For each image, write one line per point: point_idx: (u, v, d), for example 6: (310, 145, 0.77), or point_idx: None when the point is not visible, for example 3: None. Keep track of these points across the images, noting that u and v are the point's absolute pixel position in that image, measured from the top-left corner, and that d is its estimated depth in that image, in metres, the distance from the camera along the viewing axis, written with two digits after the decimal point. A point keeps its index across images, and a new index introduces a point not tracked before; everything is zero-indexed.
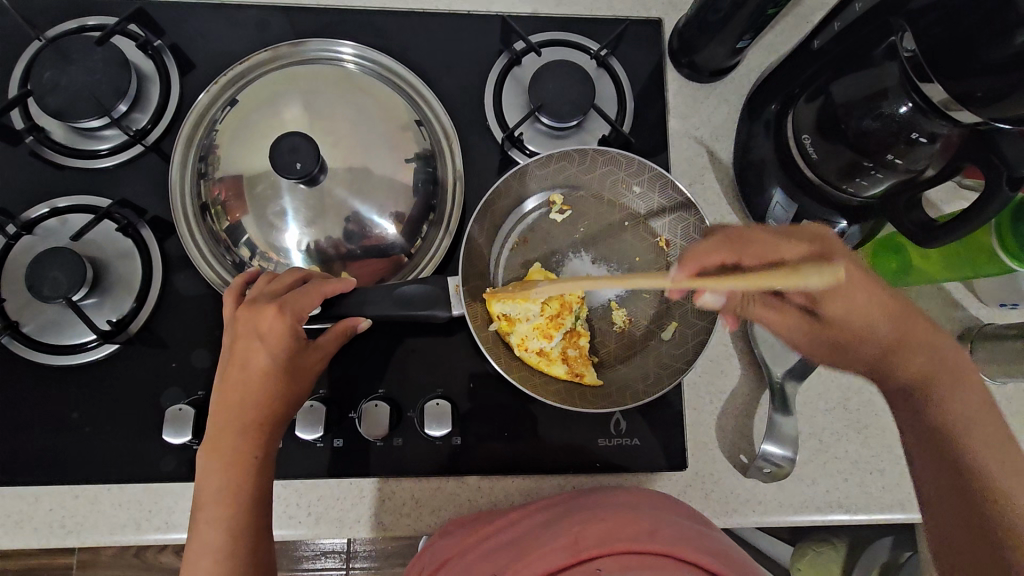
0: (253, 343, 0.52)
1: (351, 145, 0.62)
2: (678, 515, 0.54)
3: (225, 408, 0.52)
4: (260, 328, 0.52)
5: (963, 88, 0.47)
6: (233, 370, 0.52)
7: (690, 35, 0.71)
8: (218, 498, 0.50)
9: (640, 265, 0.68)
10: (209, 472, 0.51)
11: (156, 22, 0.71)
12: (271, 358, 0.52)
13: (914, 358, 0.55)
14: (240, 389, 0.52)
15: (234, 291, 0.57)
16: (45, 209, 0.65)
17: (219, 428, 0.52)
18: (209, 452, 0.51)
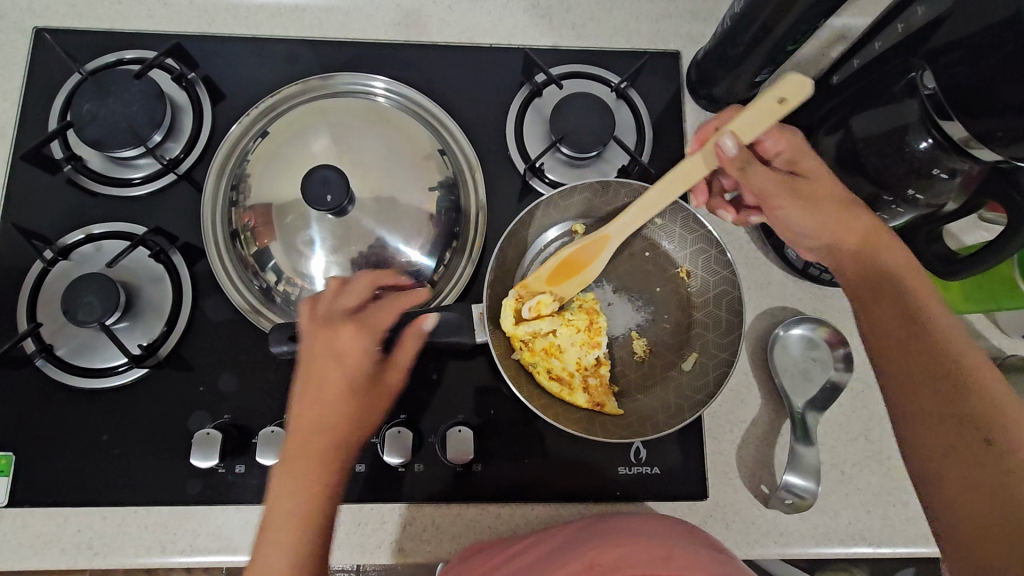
0: (331, 361, 0.54)
1: (380, 176, 0.64)
2: (692, 542, 0.53)
3: (307, 422, 0.52)
4: (340, 347, 0.54)
5: (985, 126, 0.47)
6: (308, 386, 0.53)
7: (708, 68, 0.73)
8: (295, 509, 0.49)
9: (660, 296, 0.68)
10: (286, 484, 0.50)
11: (191, 55, 0.74)
12: (351, 375, 0.54)
13: (879, 284, 0.56)
14: (317, 403, 0.53)
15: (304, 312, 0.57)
16: (81, 236, 0.67)
17: (298, 442, 0.51)
18: (286, 464, 0.51)
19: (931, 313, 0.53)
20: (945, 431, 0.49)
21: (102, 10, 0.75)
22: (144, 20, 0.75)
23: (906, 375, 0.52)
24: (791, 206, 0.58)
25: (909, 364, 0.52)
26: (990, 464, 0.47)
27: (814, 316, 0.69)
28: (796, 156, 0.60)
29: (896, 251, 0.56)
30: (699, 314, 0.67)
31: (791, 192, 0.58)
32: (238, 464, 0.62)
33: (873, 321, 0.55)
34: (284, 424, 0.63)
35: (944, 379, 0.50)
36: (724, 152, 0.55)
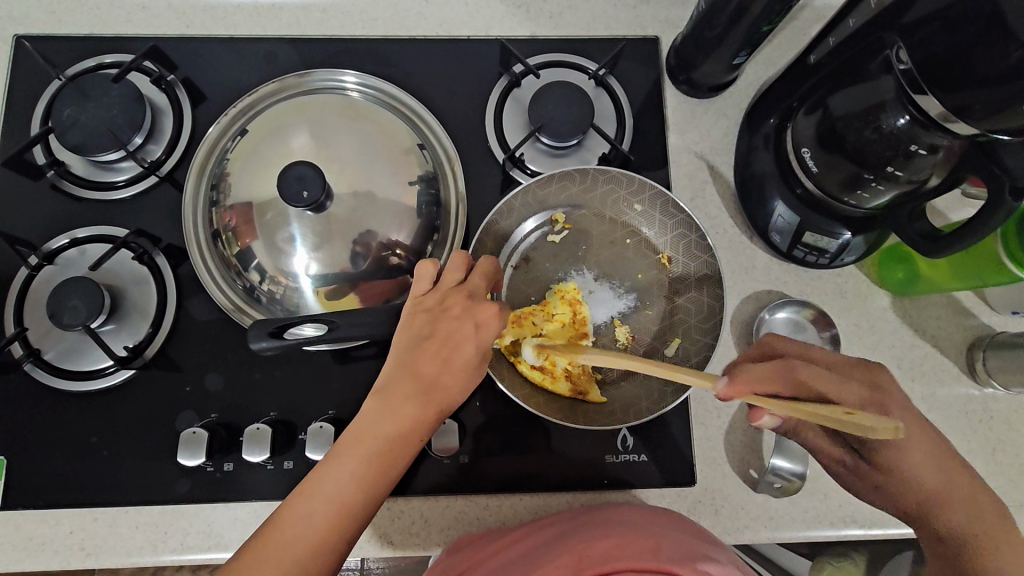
0: (467, 328, 0.54)
1: (356, 172, 0.64)
2: (679, 533, 0.54)
3: (416, 375, 0.52)
4: (478, 316, 0.54)
5: (960, 100, 0.47)
6: (439, 343, 0.53)
7: (687, 52, 0.72)
8: (365, 452, 0.50)
9: (642, 283, 0.68)
10: (373, 429, 0.50)
11: (169, 57, 0.74)
12: (480, 348, 0.54)
13: (926, 478, 0.52)
14: (447, 367, 0.53)
15: (426, 273, 0.56)
16: (66, 240, 0.68)
17: (400, 391, 0.52)
18: (378, 410, 0.51)
19: (947, 483, 0.52)
20: (935, 568, 0.53)
21: (80, 15, 0.75)
22: (123, 23, 0.75)
23: (930, 554, 0.54)
24: (816, 434, 0.57)
25: (932, 549, 0.54)
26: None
27: (799, 298, 0.70)
28: (859, 380, 0.52)
29: (902, 400, 0.51)
30: (680, 300, 0.67)
31: (846, 464, 0.56)
32: (226, 462, 0.63)
33: (911, 525, 0.55)
34: (270, 421, 0.64)
35: (928, 524, 0.53)
36: (773, 426, 0.55)
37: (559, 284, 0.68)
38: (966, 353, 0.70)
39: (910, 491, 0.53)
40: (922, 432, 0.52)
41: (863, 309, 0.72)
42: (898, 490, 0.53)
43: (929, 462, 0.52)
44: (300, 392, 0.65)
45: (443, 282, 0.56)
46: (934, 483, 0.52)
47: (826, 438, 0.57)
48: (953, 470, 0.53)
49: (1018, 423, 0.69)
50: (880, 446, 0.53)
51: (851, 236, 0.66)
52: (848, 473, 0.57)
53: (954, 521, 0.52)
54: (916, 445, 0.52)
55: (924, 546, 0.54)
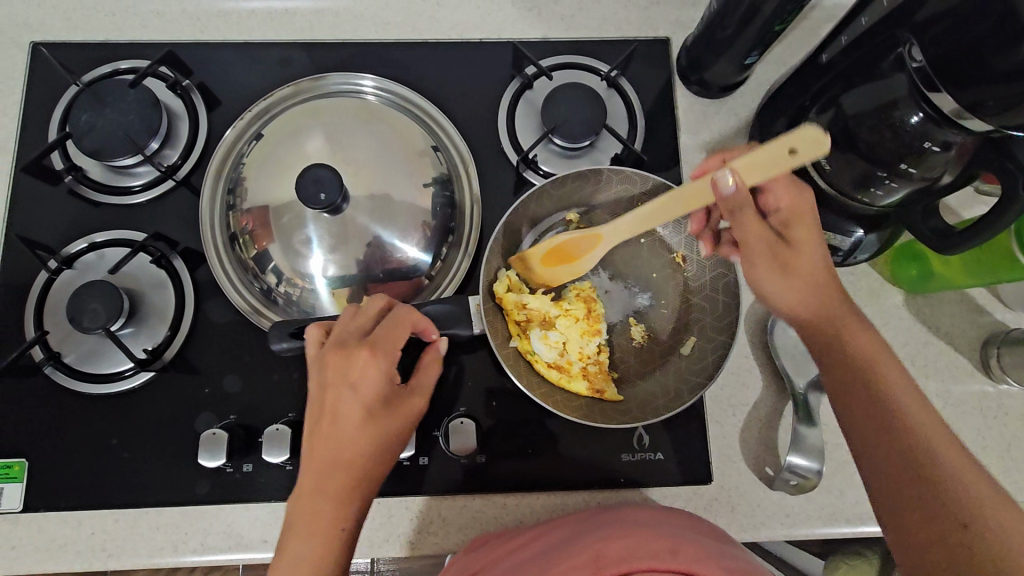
0: (346, 393, 0.52)
1: (373, 174, 0.65)
2: (696, 534, 0.54)
3: (319, 467, 0.51)
4: (350, 374, 0.52)
5: (973, 96, 0.47)
6: (327, 418, 0.52)
7: (699, 52, 0.73)
8: (300, 561, 0.48)
9: (657, 282, 0.68)
10: (296, 536, 0.49)
11: (185, 63, 0.75)
12: (367, 403, 0.52)
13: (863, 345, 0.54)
14: (342, 443, 0.51)
15: (315, 335, 0.55)
16: (84, 244, 0.68)
17: (312, 489, 0.50)
18: (297, 505, 0.50)
19: (877, 366, 0.53)
20: (880, 475, 0.51)
21: (96, 22, 0.76)
22: (138, 30, 0.76)
23: (870, 438, 0.51)
24: (755, 249, 0.56)
25: (872, 434, 0.51)
26: (923, 499, 0.48)
27: None
28: (814, 317, 0.55)
29: (850, 310, 0.56)
30: (695, 298, 0.67)
31: (771, 258, 0.55)
32: (245, 463, 0.63)
33: (855, 420, 0.53)
34: (289, 422, 0.64)
35: (871, 402, 0.52)
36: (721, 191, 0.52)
37: (574, 283, 0.68)
38: (980, 350, 0.70)
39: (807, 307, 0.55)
40: (812, 254, 0.56)
41: (877, 306, 0.72)
42: (857, 404, 0.53)
43: (815, 251, 0.56)
44: None
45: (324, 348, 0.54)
46: (902, 390, 0.52)
47: (756, 227, 0.55)
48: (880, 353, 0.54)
49: None
50: (793, 226, 0.56)
51: (863, 236, 0.67)
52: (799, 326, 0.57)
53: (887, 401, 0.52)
54: (798, 220, 0.56)
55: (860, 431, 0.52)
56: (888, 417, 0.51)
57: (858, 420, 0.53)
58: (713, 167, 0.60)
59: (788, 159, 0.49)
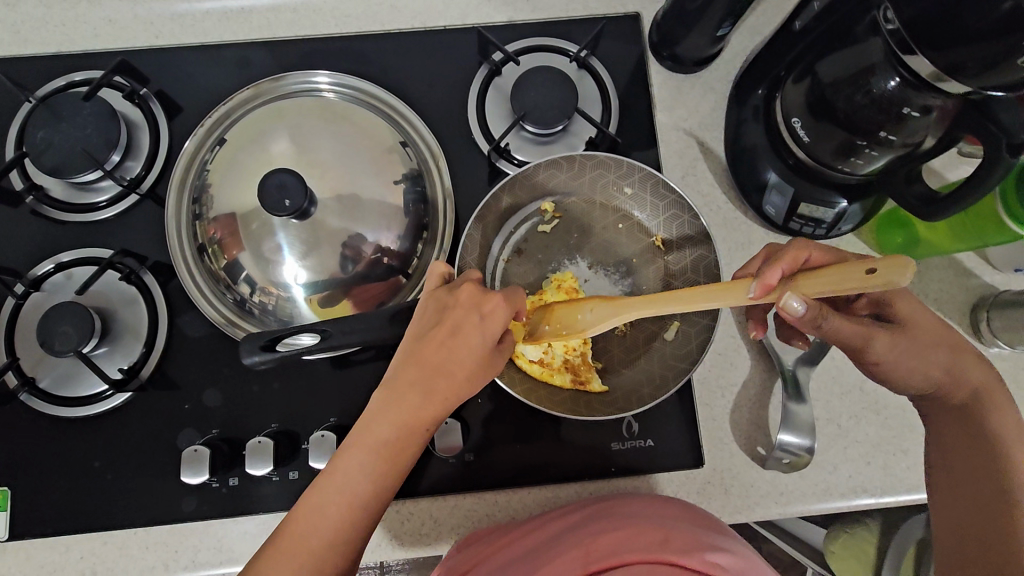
0: (473, 318, 0.51)
1: (340, 174, 0.63)
2: (682, 522, 0.53)
3: (422, 372, 0.50)
4: (485, 307, 0.51)
5: (952, 60, 0.45)
6: (444, 332, 0.51)
7: (670, 26, 0.70)
8: (374, 447, 0.49)
9: (638, 267, 0.67)
10: (379, 422, 0.50)
11: (140, 70, 0.72)
12: (490, 337, 0.51)
13: (999, 420, 0.55)
14: (453, 361, 0.50)
15: (438, 269, 0.56)
16: (51, 265, 0.67)
17: (409, 387, 0.50)
18: (383, 401, 0.50)
19: (1008, 437, 0.54)
20: (956, 494, 0.55)
21: (47, 33, 0.73)
22: (90, 38, 0.73)
23: (960, 500, 0.55)
24: (887, 363, 0.53)
25: (968, 500, 0.54)
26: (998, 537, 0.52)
27: None
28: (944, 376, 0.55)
29: (979, 361, 0.56)
30: (678, 281, 0.66)
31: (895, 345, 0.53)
32: (231, 477, 0.62)
33: (949, 487, 0.56)
34: (271, 433, 0.63)
35: (988, 474, 0.54)
36: (791, 312, 0.46)
37: (556, 274, 0.67)
38: (970, 314, 0.69)
39: (933, 370, 0.54)
40: (932, 325, 0.55)
41: None
42: (963, 464, 0.55)
43: (928, 325, 0.54)
44: (299, 401, 0.65)
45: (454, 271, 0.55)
46: (1004, 419, 0.55)
47: (847, 328, 0.50)
48: (1007, 428, 0.55)
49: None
50: (892, 301, 0.55)
51: (848, 205, 0.65)
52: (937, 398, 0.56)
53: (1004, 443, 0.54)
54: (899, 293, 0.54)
55: (955, 486, 0.56)
56: (995, 487, 0.53)
57: (966, 479, 0.55)
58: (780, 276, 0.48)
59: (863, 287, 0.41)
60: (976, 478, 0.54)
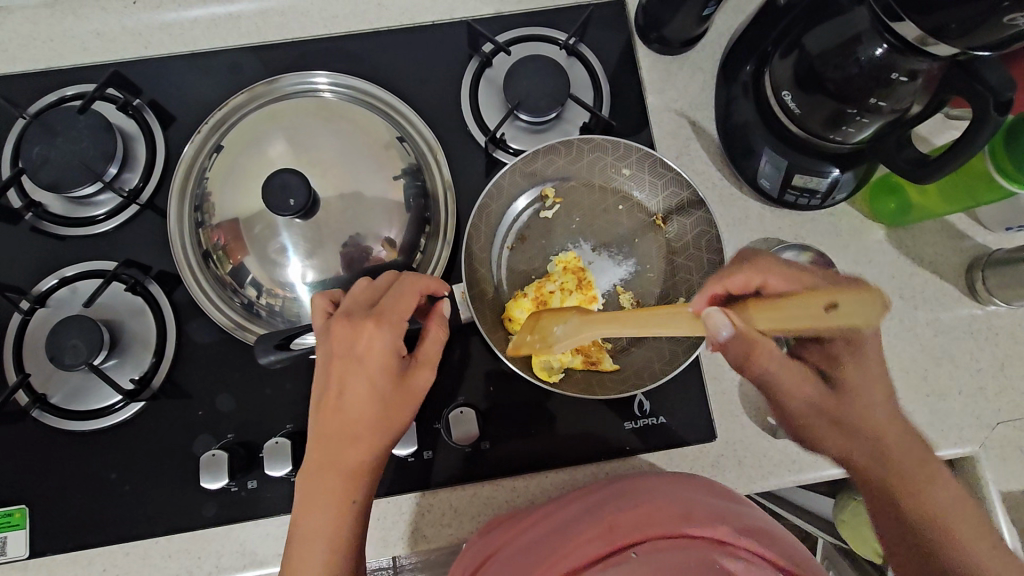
0: (353, 361, 0.53)
1: (340, 173, 0.63)
2: (702, 494, 0.53)
3: (328, 437, 0.52)
4: (359, 347, 0.53)
5: (937, 21, 0.46)
6: (336, 389, 0.53)
7: (655, 9, 0.71)
8: (317, 522, 0.51)
9: (640, 246, 0.68)
10: (308, 493, 0.52)
11: (132, 82, 0.72)
12: (377, 368, 0.53)
13: (886, 430, 0.57)
14: (350, 409, 0.52)
15: (321, 307, 0.57)
16: (55, 280, 0.66)
17: (321, 454, 0.52)
18: (309, 476, 0.52)
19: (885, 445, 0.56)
20: (865, 459, 0.56)
21: (34, 50, 0.73)
22: (78, 52, 0.73)
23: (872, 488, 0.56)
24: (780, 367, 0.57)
25: (876, 490, 0.55)
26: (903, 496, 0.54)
27: (797, 242, 0.70)
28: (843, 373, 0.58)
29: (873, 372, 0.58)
30: (679, 260, 0.67)
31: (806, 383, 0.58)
32: (250, 480, 0.63)
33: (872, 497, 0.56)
34: (288, 434, 0.64)
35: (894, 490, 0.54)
36: (715, 331, 0.52)
37: (560, 255, 0.68)
38: (965, 275, 0.71)
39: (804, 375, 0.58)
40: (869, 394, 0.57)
41: (859, 245, 0.72)
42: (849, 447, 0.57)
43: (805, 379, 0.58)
44: (313, 400, 0.65)
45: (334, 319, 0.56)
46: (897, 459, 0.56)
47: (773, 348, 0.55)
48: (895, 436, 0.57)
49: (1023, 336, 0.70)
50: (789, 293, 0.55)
51: (841, 174, 0.67)
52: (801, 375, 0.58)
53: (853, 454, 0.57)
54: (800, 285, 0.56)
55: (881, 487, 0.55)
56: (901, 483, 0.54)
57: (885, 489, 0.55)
58: (717, 292, 0.57)
59: (828, 319, 0.53)
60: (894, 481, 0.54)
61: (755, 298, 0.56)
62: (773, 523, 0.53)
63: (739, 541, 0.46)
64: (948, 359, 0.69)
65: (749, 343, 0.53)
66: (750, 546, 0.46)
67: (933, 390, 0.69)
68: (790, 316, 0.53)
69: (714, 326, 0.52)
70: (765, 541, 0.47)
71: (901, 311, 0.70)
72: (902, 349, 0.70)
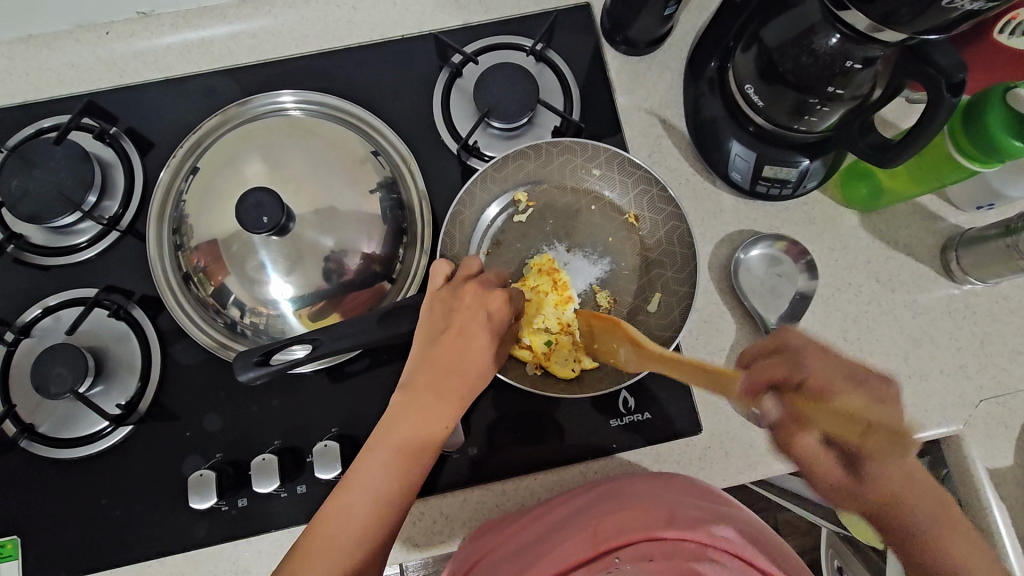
0: (479, 317, 0.57)
1: (313, 188, 0.64)
2: (687, 496, 0.54)
3: (437, 372, 0.54)
4: (489, 306, 0.57)
5: (886, 8, 0.47)
6: (455, 333, 0.55)
7: (619, 12, 0.73)
8: (400, 446, 0.52)
9: (614, 245, 0.69)
10: (398, 423, 0.53)
11: (108, 111, 0.73)
12: (493, 332, 0.57)
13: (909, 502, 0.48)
14: (466, 360, 0.55)
15: (441, 269, 0.60)
16: (39, 310, 0.67)
17: (427, 386, 0.54)
18: (403, 403, 0.53)
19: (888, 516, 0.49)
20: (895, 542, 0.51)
21: (11, 84, 0.74)
22: (54, 85, 0.74)
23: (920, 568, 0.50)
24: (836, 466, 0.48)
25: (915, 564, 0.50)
26: (902, 540, 0.49)
27: (769, 233, 0.71)
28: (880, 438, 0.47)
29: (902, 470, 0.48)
30: (654, 256, 0.68)
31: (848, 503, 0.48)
32: (240, 498, 0.63)
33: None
34: (276, 450, 0.64)
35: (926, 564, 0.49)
36: (768, 414, 0.50)
37: (534, 258, 0.69)
38: (940, 255, 0.72)
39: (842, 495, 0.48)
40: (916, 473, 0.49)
41: (834, 231, 0.73)
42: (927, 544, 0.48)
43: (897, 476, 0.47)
44: (299, 415, 0.66)
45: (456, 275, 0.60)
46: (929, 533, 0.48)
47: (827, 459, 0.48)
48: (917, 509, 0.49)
49: (1001, 312, 0.71)
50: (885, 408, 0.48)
51: (810, 163, 0.67)
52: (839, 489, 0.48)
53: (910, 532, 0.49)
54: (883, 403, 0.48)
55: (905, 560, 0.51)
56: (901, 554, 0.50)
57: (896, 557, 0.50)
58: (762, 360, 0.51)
59: (855, 439, 0.48)
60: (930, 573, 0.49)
61: (796, 392, 0.48)
62: (758, 522, 0.54)
63: (722, 541, 0.46)
64: (927, 340, 0.70)
65: (792, 429, 0.48)
66: (734, 550, 0.46)
67: (916, 372, 0.69)
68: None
69: (765, 414, 0.50)
70: (750, 541, 0.48)
71: (879, 295, 0.71)
72: (882, 333, 0.70)
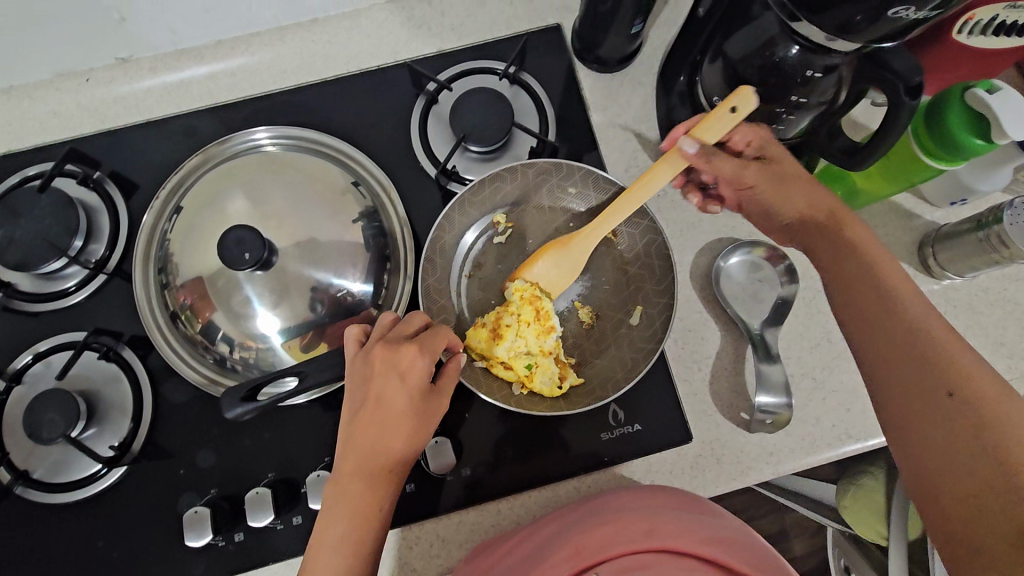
0: (392, 381, 0.55)
1: (295, 222, 0.65)
2: (670, 507, 0.54)
3: (360, 450, 0.54)
4: (400, 366, 0.56)
5: (841, 18, 0.48)
6: (370, 405, 0.55)
7: (588, 32, 0.74)
8: (342, 532, 0.52)
9: (594, 261, 0.71)
10: (333, 512, 0.53)
11: (91, 155, 0.74)
12: (410, 390, 0.56)
13: (940, 342, 0.51)
14: (384, 430, 0.54)
15: (354, 335, 0.60)
16: (29, 356, 0.68)
17: (352, 467, 0.54)
18: (336, 489, 0.54)
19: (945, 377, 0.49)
20: (929, 418, 0.49)
21: None
22: (38, 133, 0.75)
23: (925, 451, 0.49)
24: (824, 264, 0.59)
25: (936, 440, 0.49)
26: (955, 438, 0.48)
27: (747, 240, 0.72)
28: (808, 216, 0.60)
29: (897, 281, 0.55)
30: (634, 269, 0.70)
31: (890, 350, 0.52)
32: (236, 533, 0.63)
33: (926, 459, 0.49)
34: (270, 482, 0.64)
35: (972, 435, 0.47)
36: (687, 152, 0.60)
37: (514, 282, 0.67)
38: (918, 252, 0.73)
39: (884, 342, 0.53)
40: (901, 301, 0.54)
41: None
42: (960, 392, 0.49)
43: (893, 306, 0.53)
44: (292, 446, 0.66)
45: (370, 339, 0.59)
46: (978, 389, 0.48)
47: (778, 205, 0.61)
48: (948, 343, 0.51)
49: (981, 305, 0.71)
50: (770, 152, 0.62)
51: None
52: (894, 333, 0.52)
53: (946, 394, 0.49)
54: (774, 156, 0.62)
55: (926, 445, 0.49)
56: (954, 421, 0.48)
57: (932, 432, 0.49)
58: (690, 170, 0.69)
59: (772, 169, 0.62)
60: (959, 434, 0.48)
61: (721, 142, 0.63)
62: (745, 529, 0.54)
63: (701, 549, 0.47)
64: None
65: (716, 159, 0.60)
66: (714, 558, 0.47)
67: None
68: (774, 165, 0.62)
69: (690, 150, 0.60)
70: (730, 549, 0.49)
71: None
72: None
